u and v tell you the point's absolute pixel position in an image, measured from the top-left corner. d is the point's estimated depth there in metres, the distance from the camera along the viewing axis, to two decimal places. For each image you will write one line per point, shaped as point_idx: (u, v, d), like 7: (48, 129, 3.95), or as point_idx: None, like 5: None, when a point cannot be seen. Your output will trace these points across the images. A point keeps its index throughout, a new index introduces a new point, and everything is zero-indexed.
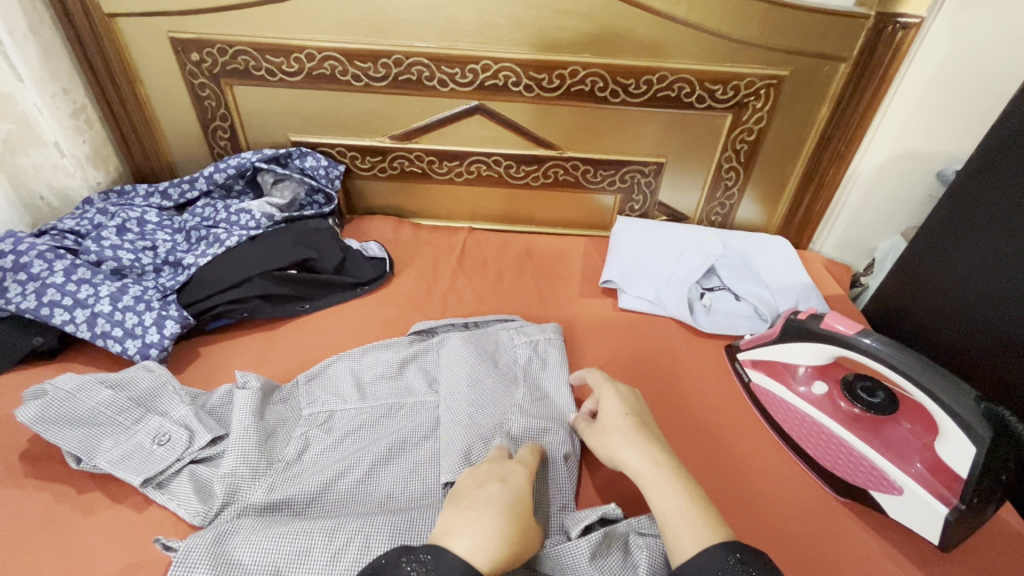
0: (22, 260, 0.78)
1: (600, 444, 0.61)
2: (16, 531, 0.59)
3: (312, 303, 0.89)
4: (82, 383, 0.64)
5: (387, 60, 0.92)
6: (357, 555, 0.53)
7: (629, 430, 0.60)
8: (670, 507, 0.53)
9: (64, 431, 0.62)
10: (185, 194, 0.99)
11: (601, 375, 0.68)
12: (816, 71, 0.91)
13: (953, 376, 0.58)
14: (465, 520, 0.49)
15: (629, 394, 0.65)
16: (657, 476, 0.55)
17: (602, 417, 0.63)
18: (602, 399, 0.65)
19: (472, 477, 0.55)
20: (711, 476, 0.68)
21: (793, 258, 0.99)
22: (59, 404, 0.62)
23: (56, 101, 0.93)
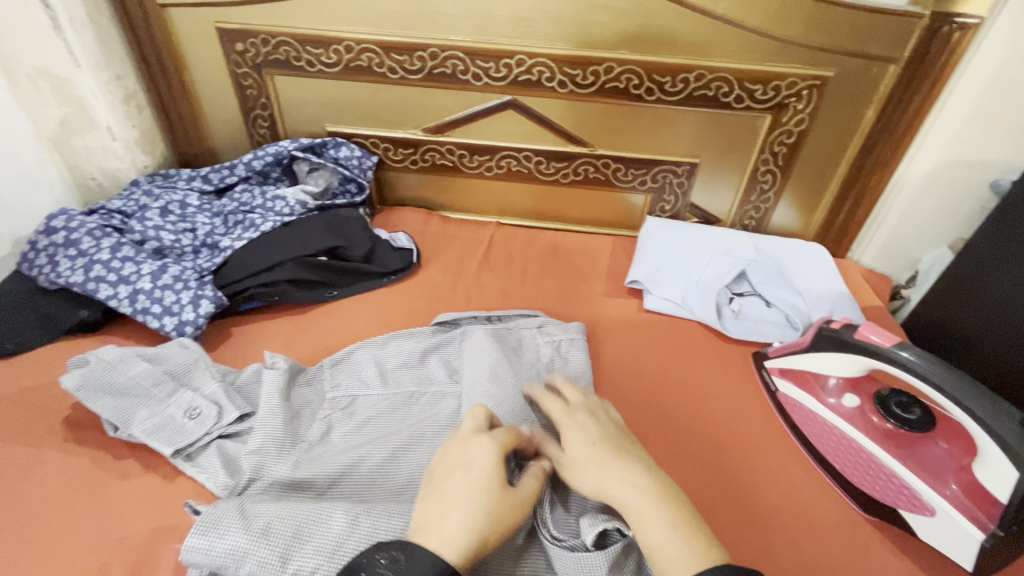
0: (73, 237, 0.83)
1: (576, 486, 0.55)
2: (55, 489, 0.62)
3: (340, 290, 0.90)
4: (121, 354, 0.68)
5: (423, 53, 0.93)
6: (373, 532, 0.54)
7: (602, 461, 0.55)
8: (657, 538, 0.49)
9: (103, 396, 0.65)
10: (225, 179, 1.02)
11: (560, 405, 0.63)
12: (863, 73, 0.88)
13: (992, 393, 0.56)
14: (440, 511, 0.49)
15: (590, 420, 0.61)
16: (644, 500, 0.52)
17: (569, 452, 0.58)
18: (563, 432, 0.60)
19: (443, 461, 0.53)
20: (708, 495, 0.65)
21: (830, 266, 0.95)
22: (99, 373, 0.66)
23: (110, 87, 0.99)
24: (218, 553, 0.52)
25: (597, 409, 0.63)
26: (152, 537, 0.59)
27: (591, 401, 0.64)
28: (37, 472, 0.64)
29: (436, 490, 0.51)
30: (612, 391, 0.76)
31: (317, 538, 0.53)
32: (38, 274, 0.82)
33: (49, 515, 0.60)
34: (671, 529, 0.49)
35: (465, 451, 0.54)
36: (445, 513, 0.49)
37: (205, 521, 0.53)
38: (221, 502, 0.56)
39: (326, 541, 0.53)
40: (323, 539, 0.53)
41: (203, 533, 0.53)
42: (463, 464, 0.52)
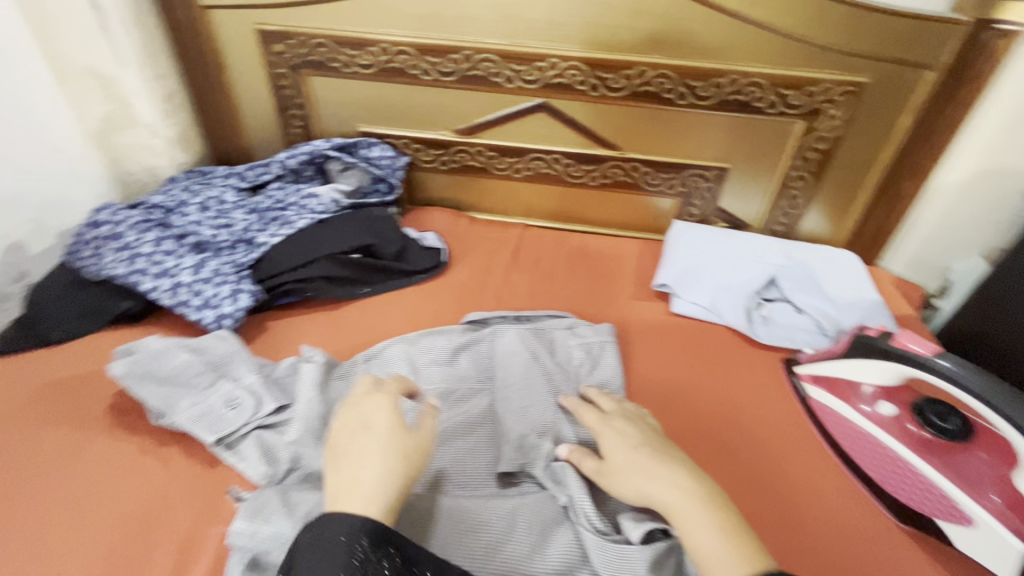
0: (117, 230, 0.86)
1: (618, 491, 0.57)
2: (102, 474, 0.64)
3: (372, 287, 0.92)
4: (166, 346, 0.70)
5: (457, 56, 0.94)
6: None
7: (645, 464, 0.56)
8: (705, 542, 0.50)
9: (148, 384, 0.67)
10: (259, 177, 1.04)
11: (595, 415, 0.65)
12: (899, 79, 0.87)
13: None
14: (354, 474, 0.50)
15: (627, 424, 0.62)
16: (690, 503, 0.52)
17: (608, 458, 0.59)
18: (603, 439, 0.61)
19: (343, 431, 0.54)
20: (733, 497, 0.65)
21: (861, 274, 0.94)
22: (145, 363, 0.68)
23: (151, 86, 1.02)
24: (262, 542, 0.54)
25: (633, 416, 0.64)
26: (195, 521, 0.61)
27: (624, 408, 0.66)
28: (83, 458, 0.66)
29: (343, 451, 0.52)
30: (645, 394, 0.76)
31: None
32: (83, 266, 0.84)
33: (98, 499, 0.62)
34: (719, 533, 0.50)
35: (362, 412, 0.55)
36: (354, 472, 0.50)
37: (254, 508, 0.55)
38: (263, 491, 0.57)
39: None
40: None
41: (247, 521, 0.54)
42: (368, 424, 0.54)
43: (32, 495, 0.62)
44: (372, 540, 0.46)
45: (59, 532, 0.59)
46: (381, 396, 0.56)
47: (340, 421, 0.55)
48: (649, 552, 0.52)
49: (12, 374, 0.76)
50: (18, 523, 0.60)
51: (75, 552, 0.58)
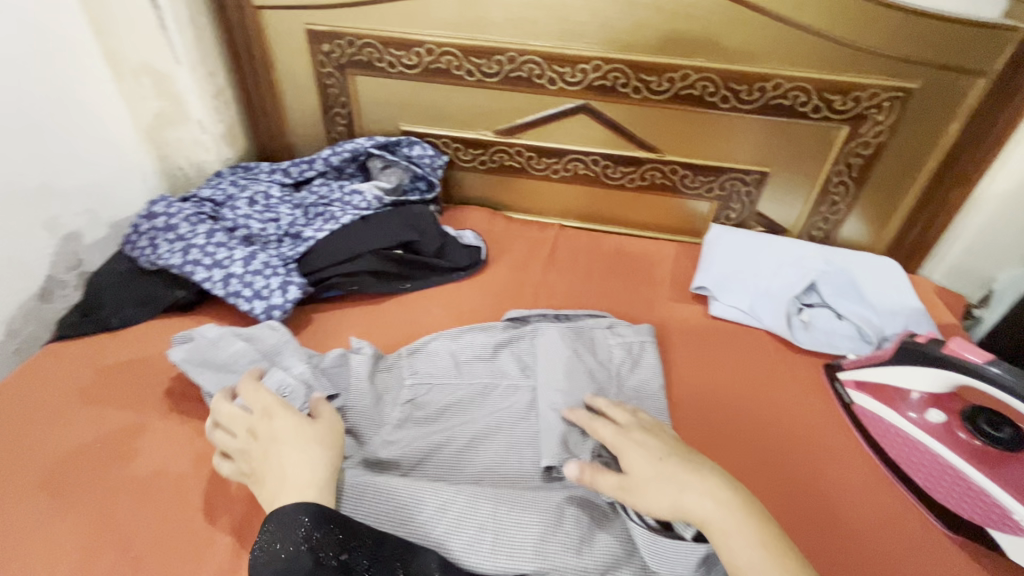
0: (172, 222, 0.89)
1: (648, 506, 0.53)
2: (164, 454, 0.68)
3: (414, 283, 0.94)
4: (222, 334, 0.73)
5: (501, 57, 0.96)
6: (461, 511, 0.57)
7: (675, 474, 0.54)
8: (743, 555, 0.49)
9: (205, 370, 0.70)
10: (303, 173, 1.07)
11: (612, 430, 0.61)
12: (948, 85, 0.86)
13: None
14: (284, 477, 0.55)
15: (647, 437, 0.59)
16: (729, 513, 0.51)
17: (631, 471, 0.56)
18: (624, 454, 0.58)
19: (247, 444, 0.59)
20: (775, 497, 0.65)
21: (904, 283, 0.92)
22: (203, 349, 0.71)
23: (203, 83, 1.05)
24: None
25: (648, 428, 0.61)
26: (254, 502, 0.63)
27: (639, 420, 0.63)
28: (145, 439, 0.69)
29: (260, 467, 0.56)
30: (686, 395, 0.77)
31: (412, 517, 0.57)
32: (140, 256, 0.88)
33: (160, 477, 0.65)
34: (754, 544, 0.50)
35: (250, 425, 0.60)
36: (274, 482, 0.55)
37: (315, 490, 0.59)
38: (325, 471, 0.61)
39: (418, 517, 0.57)
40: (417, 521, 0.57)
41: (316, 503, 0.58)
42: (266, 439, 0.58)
43: (99, 472, 0.65)
44: (319, 522, 0.52)
45: (127, 508, 0.62)
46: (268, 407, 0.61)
47: (235, 441, 0.59)
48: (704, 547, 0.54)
49: (77, 357, 0.79)
50: (86, 497, 0.63)
51: (140, 527, 0.61)
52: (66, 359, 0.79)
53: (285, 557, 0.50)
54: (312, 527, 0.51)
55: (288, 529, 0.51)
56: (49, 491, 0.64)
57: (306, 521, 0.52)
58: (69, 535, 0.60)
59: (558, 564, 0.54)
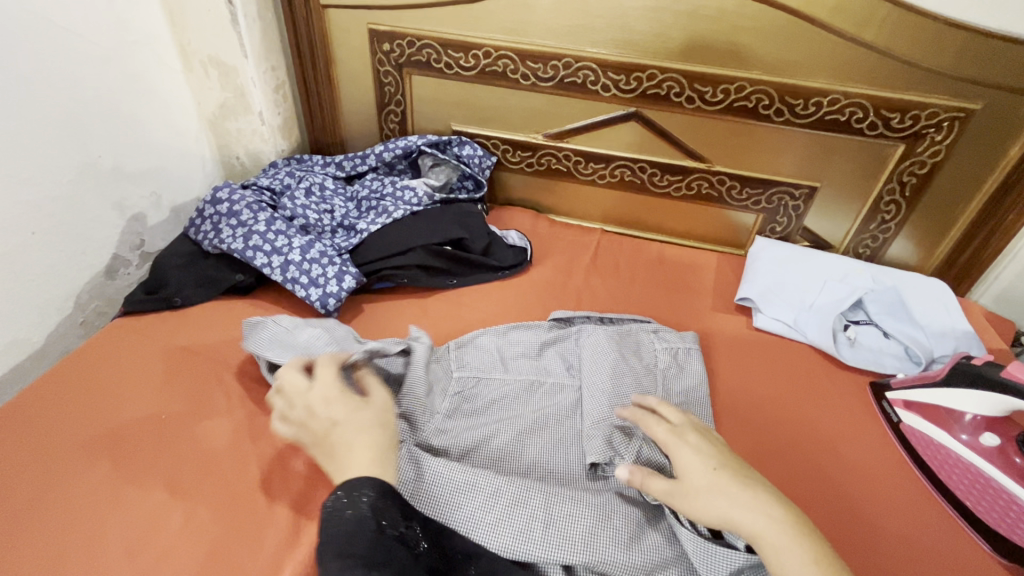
0: (234, 208, 0.92)
1: (696, 512, 0.54)
2: (228, 429, 0.71)
3: (460, 279, 0.96)
4: (297, 324, 0.76)
5: (557, 63, 0.98)
6: (514, 498, 0.59)
7: (727, 487, 0.54)
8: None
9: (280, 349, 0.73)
10: (356, 168, 1.10)
11: (665, 427, 0.62)
12: (1013, 108, 0.85)
13: None
14: (351, 455, 0.56)
15: (702, 442, 0.60)
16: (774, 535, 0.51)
17: (683, 477, 0.56)
18: (675, 456, 0.58)
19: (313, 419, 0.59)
20: (820, 509, 0.65)
21: (952, 302, 0.91)
22: (280, 334, 0.74)
23: (266, 77, 1.09)
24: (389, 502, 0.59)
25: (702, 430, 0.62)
26: (313, 477, 0.67)
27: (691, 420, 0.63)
28: (209, 414, 0.73)
29: (324, 440, 0.57)
30: (729, 405, 0.78)
31: (465, 500, 0.59)
32: (203, 239, 0.92)
33: (224, 450, 0.69)
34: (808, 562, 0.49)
35: (309, 400, 0.61)
36: (342, 457, 0.56)
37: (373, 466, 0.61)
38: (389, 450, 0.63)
39: (472, 500, 0.59)
40: (469, 504, 0.59)
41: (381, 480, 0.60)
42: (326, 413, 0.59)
43: (167, 442, 0.69)
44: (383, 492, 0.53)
45: (195, 477, 0.66)
46: (325, 379, 0.63)
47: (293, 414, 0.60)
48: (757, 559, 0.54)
49: (144, 332, 0.84)
50: (156, 464, 0.67)
51: (205, 495, 0.64)
52: (134, 333, 0.84)
53: (343, 520, 0.49)
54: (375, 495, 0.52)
55: (353, 491, 0.51)
56: (122, 455, 0.68)
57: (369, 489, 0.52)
58: (140, 499, 0.64)
59: (606, 556, 0.55)
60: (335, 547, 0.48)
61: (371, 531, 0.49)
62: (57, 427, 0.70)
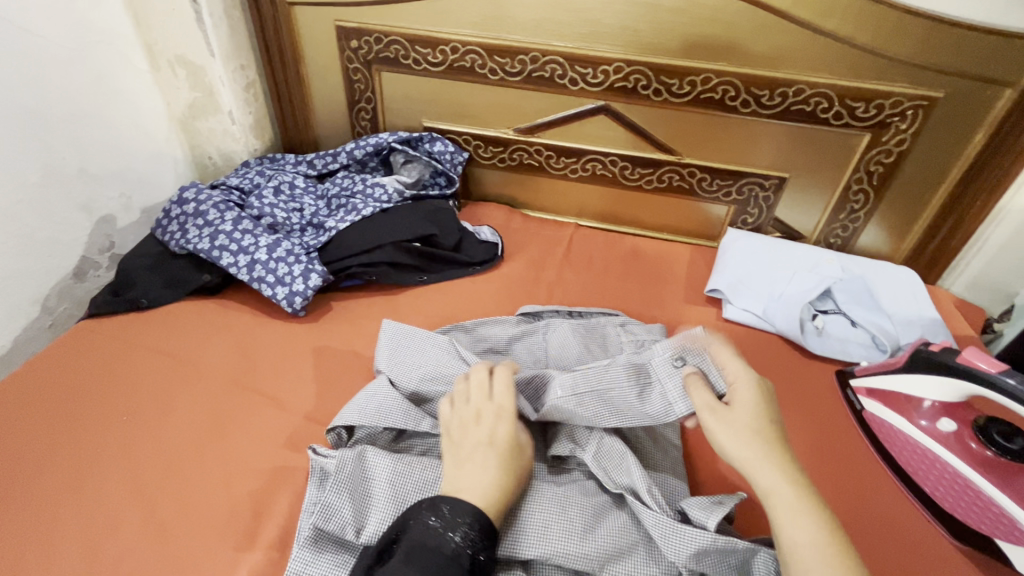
0: (201, 208, 0.92)
1: (720, 433, 0.54)
2: (190, 428, 0.71)
3: (430, 275, 0.96)
4: (397, 341, 0.75)
5: (524, 57, 0.98)
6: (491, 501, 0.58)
7: (767, 441, 0.53)
8: (798, 536, 0.49)
9: (389, 359, 0.74)
10: (327, 166, 1.09)
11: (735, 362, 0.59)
12: (975, 96, 0.85)
13: None
14: (476, 472, 0.56)
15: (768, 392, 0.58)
16: (783, 500, 0.50)
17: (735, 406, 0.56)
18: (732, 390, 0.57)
19: (471, 430, 0.60)
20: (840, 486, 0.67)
21: (921, 291, 0.92)
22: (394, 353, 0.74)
23: (235, 75, 1.08)
24: (336, 509, 0.57)
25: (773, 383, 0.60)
26: (275, 474, 0.67)
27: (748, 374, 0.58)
28: (173, 414, 0.73)
29: (465, 445, 0.59)
30: None
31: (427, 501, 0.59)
32: (170, 239, 0.92)
33: (186, 449, 0.69)
34: (811, 526, 0.49)
35: (477, 405, 0.62)
36: (473, 471, 0.56)
37: (335, 465, 0.60)
38: (345, 452, 0.62)
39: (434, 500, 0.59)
40: None
41: (330, 483, 0.59)
42: (486, 429, 0.59)
43: (129, 442, 0.69)
44: (485, 532, 0.52)
45: (155, 478, 0.66)
46: (506, 392, 0.63)
47: (456, 416, 0.62)
48: (724, 539, 0.53)
49: (110, 333, 0.84)
50: (117, 466, 0.67)
51: (165, 494, 0.64)
52: (99, 335, 0.83)
53: (442, 543, 0.50)
54: (474, 530, 0.51)
55: (454, 520, 0.51)
56: (85, 455, 0.68)
57: (469, 520, 0.52)
58: (101, 500, 0.63)
59: (558, 548, 0.54)
60: (423, 563, 0.49)
61: (462, 567, 0.49)
62: (14, 430, 0.70)
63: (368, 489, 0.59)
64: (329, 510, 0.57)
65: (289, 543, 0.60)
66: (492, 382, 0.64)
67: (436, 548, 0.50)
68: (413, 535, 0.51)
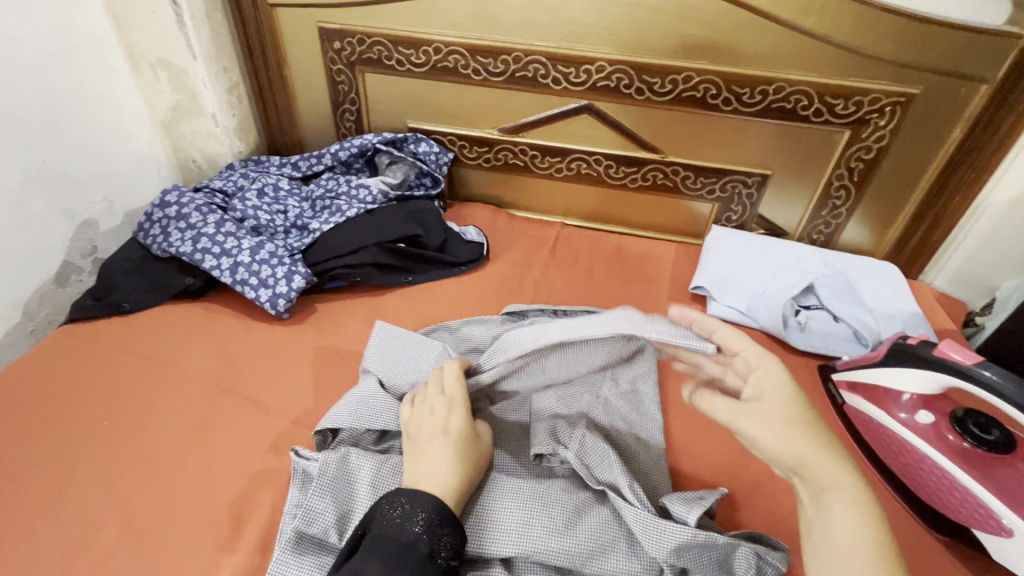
0: (183, 211, 0.91)
1: (750, 434, 0.48)
2: (171, 432, 0.71)
3: (415, 276, 0.96)
4: (386, 342, 0.75)
5: (507, 57, 0.98)
6: (492, 508, 0.57)
7: (797, 422, 0.48)
8: (845, 536, 0.43)
9: (378, 359, 0.74)
10: (312, 168, 1.09)
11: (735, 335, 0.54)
12: (951, 93, 0.86)
13: None
14: (438, 463, 0.57)
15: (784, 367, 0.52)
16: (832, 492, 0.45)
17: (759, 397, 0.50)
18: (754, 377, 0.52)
19: (426, 424, 0.61)
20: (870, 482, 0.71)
21: (902, 286, 0.93)
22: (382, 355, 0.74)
23: (218, 78, 1.08)
24: (318, 512, 0.57)
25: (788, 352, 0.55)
26: (257, 477, 0.66)
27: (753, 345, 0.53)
28: (155, 418, 0.72)
29: (422, 439, 0.59)
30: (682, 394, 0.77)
31: None
32: (152, 243, 0.91)
33: (167, 453, 0.68)
34: (860, 523, 0.43)
35: (430, 399, 0.63)
36: (433, 462, 0.57)
37: (318, 467, 0.59)
38: (328, 454, 0.61)
39: None
40: None
41: (313, 485, 0.58)
42: (439, 421, 0.60)
43: (109, 447, 0.69)
44: (447, 521, 0.52)
45: (136, 482, 0.65)
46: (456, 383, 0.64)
47: (413, 414, 0.63)
48: (705, 535, 0.54)
49: (91, 337, 0.83)
50: (96, 471, 0.66)
51: (146, 499, 0.64)
52: (79, 340, 0.82)
53: (401, 532, 0.51)
54: (431, 517, 0.52)
55: (412, 511, 0.52)
56: (64, 462, 0.67)
57: (429, 509, 0.52)
58: (80, 505, 0.63)
59: (540, 545, 0.55)
60: (382, 552, 0.49)
61: (422, 553, 0.50)
62: None
63: (350, 491, 0.59)
64: (312, 513, 0.57)
65: (270, 544, 0.60)
66: (443, 376, 0.65)
67: (396, 538, 0.50)
68: (374, 528, 0.51)
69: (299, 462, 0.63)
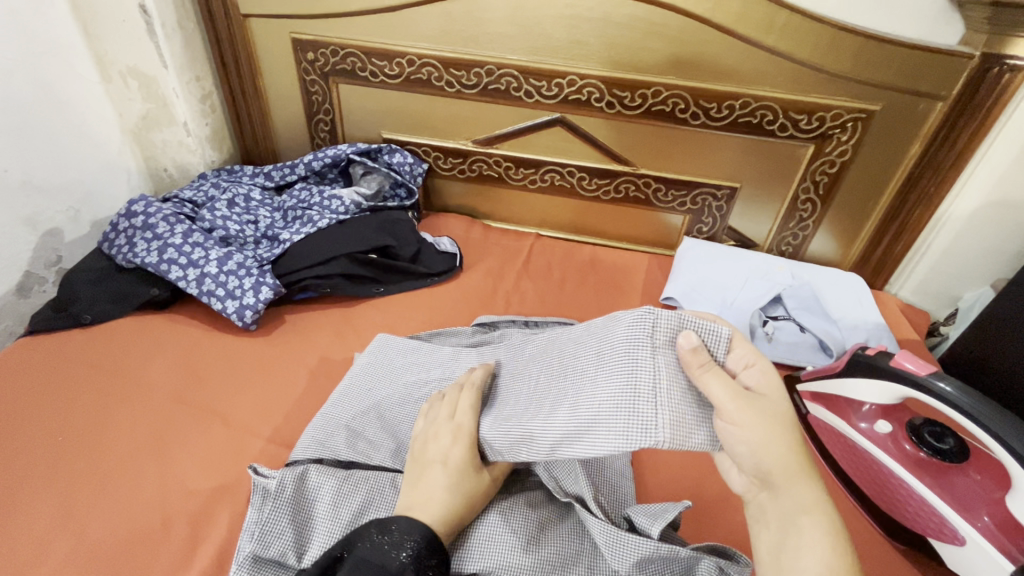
0: (150, 221, 0.90)
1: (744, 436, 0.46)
2: (128, 448, 0.69)
3: (387, 287, 0.96)
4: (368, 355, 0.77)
5: (480, 70, 0.99)
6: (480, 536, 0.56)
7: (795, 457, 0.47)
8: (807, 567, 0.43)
9: (357, 373, 0.74)
10: (285, 177, 1.09)
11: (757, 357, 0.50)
12: (910, 109, 0.89)
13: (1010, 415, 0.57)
14: (426, 494, 0.55)
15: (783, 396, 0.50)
16: (809, 518, 0.45)
17: (760, 413, 0.47)
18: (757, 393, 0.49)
19: (434, 445, 0.58)
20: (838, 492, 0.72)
21: (866, 297, 0.95)
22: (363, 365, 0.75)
23: (190, 87, 1.08)
24: (276, 534, 0.56)
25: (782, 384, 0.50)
26: (215, 493, 0.65)
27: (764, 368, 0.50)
28: (110, 434, 0.70)
29: (426, 467, 0.57)
30: None
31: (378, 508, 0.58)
32: (116, 253, 0.89)
33: (123, 469, 0.67)
34: (822, 549, 0.43)
35: (439, 425, 0.60)
36: (425, 490, 0.55)
37: (272, 492, 0.57)
38: (285, 474, 0.60)
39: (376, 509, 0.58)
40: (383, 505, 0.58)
41: (269, 508, 0.57)
42: (444, 449, 0.58)
43: (63, 463, 0.67)
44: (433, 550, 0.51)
45: (88, 499, 0.63)
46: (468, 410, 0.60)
47: (422, 432, 0.61)
48: (668, 547, 0.53)
49: (50, 350, 0.81)
50: (46, 489, 0.64)
51: (97, 517, 0.62)
52: (36, 352, 0.80)
53: (387, 559, 0.50)
54: (420, 548, 0.51)
55: (402, 539, 0.51)
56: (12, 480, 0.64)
57: (418, 539, 0.51)
58: (26, 525, 0.61)
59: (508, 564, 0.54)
60: None
61: None
62: None
63: (309, 509, 0.58)
64: (268, 535, 0.55)
65: (225, 562, 0.59)
66: (460, 400, 0.61)
67: (381, 565, 0.49)
68: (359, 553, 0.50)
69: (258, 479, 0.62)
